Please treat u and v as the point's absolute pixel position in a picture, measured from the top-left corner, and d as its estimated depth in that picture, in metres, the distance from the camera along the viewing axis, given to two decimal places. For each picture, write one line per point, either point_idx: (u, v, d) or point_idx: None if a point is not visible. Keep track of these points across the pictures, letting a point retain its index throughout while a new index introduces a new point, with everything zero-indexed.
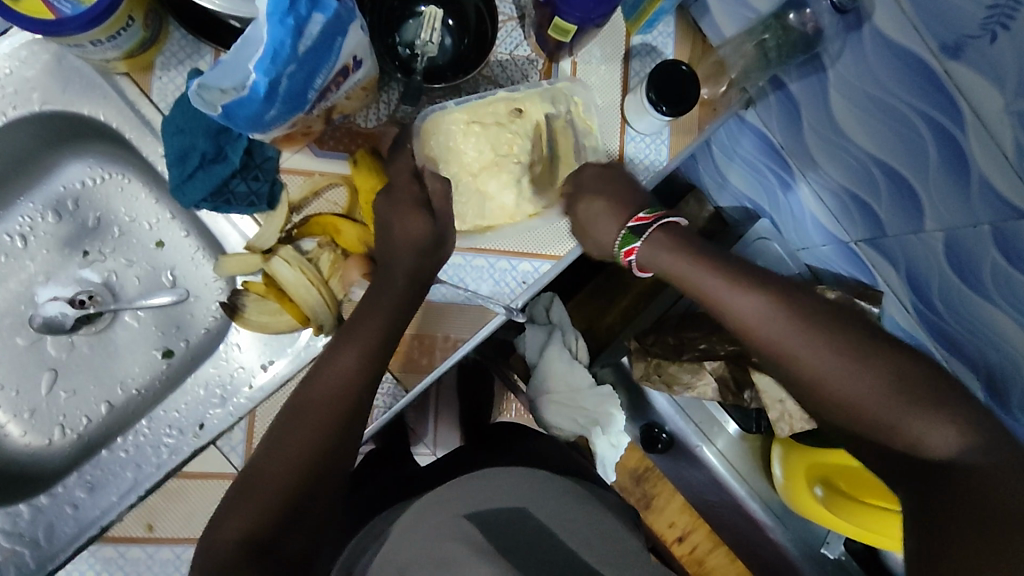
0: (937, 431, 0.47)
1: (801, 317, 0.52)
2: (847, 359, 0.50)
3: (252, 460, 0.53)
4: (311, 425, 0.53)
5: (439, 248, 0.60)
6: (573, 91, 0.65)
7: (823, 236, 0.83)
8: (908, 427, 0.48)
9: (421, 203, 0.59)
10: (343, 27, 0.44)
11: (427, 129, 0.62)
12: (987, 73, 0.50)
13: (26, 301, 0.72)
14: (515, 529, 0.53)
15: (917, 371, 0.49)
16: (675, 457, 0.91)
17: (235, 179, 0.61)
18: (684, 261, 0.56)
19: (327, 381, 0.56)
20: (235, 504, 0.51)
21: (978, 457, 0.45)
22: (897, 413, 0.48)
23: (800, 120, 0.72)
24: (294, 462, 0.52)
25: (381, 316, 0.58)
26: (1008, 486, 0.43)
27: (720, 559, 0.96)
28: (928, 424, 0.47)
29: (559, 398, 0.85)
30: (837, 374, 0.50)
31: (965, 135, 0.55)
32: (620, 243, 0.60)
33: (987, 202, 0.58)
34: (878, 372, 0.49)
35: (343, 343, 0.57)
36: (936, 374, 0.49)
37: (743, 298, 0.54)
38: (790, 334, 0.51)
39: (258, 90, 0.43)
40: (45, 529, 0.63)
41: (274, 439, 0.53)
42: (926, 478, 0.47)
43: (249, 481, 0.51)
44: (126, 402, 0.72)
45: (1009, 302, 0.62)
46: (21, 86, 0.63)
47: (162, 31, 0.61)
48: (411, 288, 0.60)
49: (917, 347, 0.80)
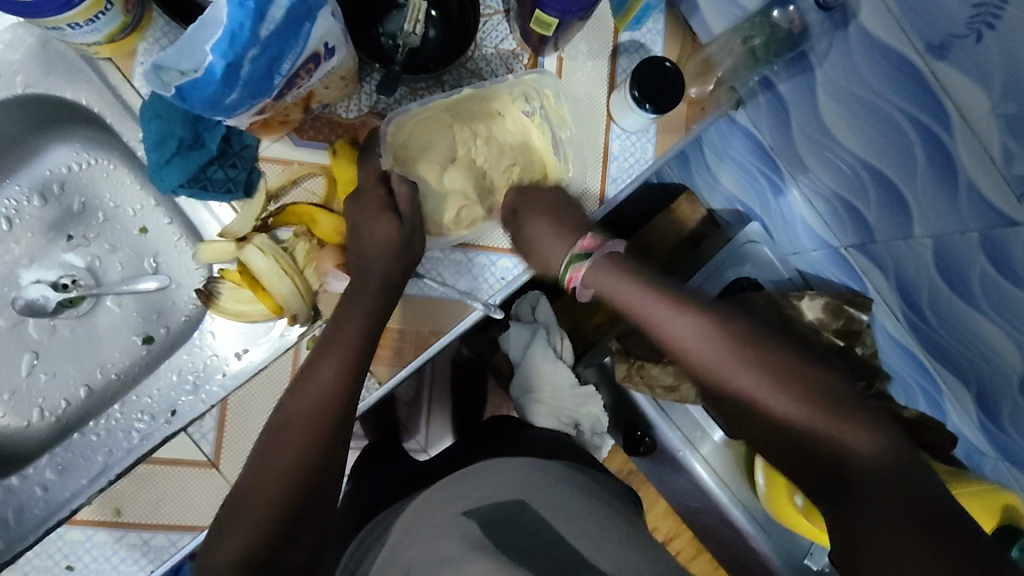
0: (854, 436, 0.49)
1: (735, 341, 0.54)
2: (771, 380, 0.52)
3: (239, 483, 0.51)
4: (297, 440, 0.52)
5: (411, 251, 0.61)
6: (541, 83, 0.64)
7: (813, 241, 0.81)
8: (831, 440, 0.50)
9: (387, 206, 0.59)
10: (310, 13, 0.44)
11: (398, 134, 0.62)
12: (973, 74, 0.49)
13: (9, 283, 0.72)
14: (514, 522, 0.51)
15: (831, 384, 0.53)
16: (660, 461, 0.89)
17: (212, 166, 0.62)
18: (629, 285, 0.58)
19: (311, 394, 0.55)
20: (225, 530, 0.49)
21: (888, 459, 0.48)
22: (820, 426, 0.50)
23: (790, 122, 0.70)
24: (282, 478, 0.50)
25: (359, 320, 0.58)
26: (920, 485, 0.47)
27: (703, 566, 0.95)
28: (850, 431, 0.50)
29: (545, 397, 0.85)
30: (760, 390, 0.53)
31: (952, 139, 0.54)
32: (564, 267, 0.63)
33: (975, 208, 0.56)
34: (797, 384, 0.52)
35: (325, 355, 0.57)
36: (843, 387, 0.53)
37: (682, 321, 0.56)
38: (722, 356, 0.54)
39: (215, 72, 0.42)
40: (15, 510, 0.63)
41: (257, 459, 0.52)
42: (845, 486, 0.48)
43: (238, 505, 0.50)
44: (105, 386, 0.73)
45: (999, 311, 0.61)
46: (4, 69, 0.63)
47: (144, 16, 0.61)
48: (382, 291, 0.60)
49: (908, 356, 0.78)
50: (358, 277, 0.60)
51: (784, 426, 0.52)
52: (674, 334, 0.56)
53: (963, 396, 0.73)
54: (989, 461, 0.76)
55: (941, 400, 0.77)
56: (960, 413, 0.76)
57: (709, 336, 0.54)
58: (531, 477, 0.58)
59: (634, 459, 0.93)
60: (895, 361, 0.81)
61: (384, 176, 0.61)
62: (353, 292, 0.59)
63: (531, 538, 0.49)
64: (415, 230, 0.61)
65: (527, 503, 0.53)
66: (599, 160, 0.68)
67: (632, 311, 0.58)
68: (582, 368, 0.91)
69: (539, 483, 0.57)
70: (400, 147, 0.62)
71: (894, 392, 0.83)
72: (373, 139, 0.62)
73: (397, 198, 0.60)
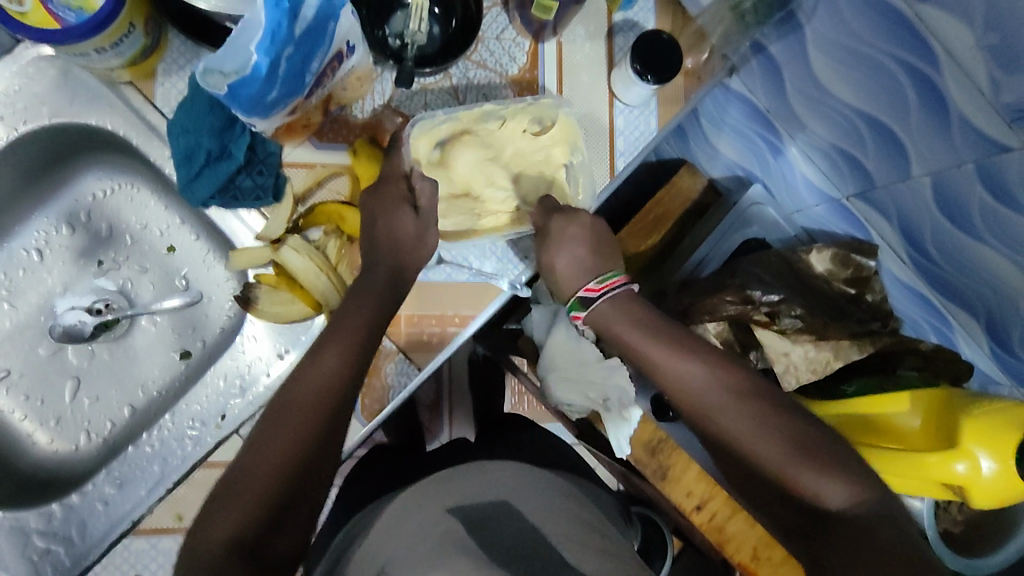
0: (829, 485, 0.56)
1: (736, 388, 0.60)
2: (764, 422, 0.59)
3: (235, 460, 0.53)
4: (295, 424, 0.53)
5: (428, 245, 0.62)
6: (556, 108, 0.64)
7: (815, 196, 0.85)
8: (801, 480, 0.57)
9: (409, 200, 0.61)
10: (335, 11, 0.47)
11: (418, 137, 0.62)
12: (956, 11, 0.52)
13: (46, 312, 0.74)
14: (496, 522, 0.53)
15: (811, 433, 0.58)
16: (688, 425, 0.92)
17: (240, 175, 0.64)
18: (633, 330, 0.62)
19: (307, 385, 0.55)
20: (218, 505, 0.51)
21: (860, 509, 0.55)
22: (796, 466, 0.57)
23: (783, 82, 0.74)
24: (278, 461, 0.52)
25: (366, 311, 0.59)
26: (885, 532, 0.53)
27: (739, 525, 0.95)
28: (824, 481, 0.56)
29: (570, 374, 0.87)
30: (751, 437, 0.59)
31: (941, 76, 0.57)
32: (569, 306, 0.65)
33: (968, 141, 0.60)
34: (783, 429, 0.58)
35: (325, 346, 0.57)
36: (827, 435, 0.59)
37: (686, 366, 0.61)
38: (721, 402, 0.60)
39: (259, 70, 0.45)
40: (77, 527, 0.65)
41: (255, 441, 0.53)
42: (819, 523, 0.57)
43: (228, 486, 0.51)
44: (148, 403, 0.74)
45: (1000, 239, 0.64)
46: (30, 101, 0.65)
47: (162, 38, 0.64)
48: (392, 285, 0.61)
49: (916, 297, 0.82)
50: (366, 272, 0.61)
51: (779, 470, 0.58)
52: (679, 378, 0.61)
53: (973, 329, 0.77)
54: (1005, 387, 0.80)
55: (952, 335, 0.81)
56: (971, 344, 0.79)
57: (708, 380, 0.61)
58: (521, 477, 0.61)
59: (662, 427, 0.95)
60: (904, 306, 0.85)
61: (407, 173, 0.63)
62: (360, 285, 0.60)
63: (514, 538, 0.51)
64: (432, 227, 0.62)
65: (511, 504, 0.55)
66: (606, 136, 0.71)
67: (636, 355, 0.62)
68: (606, 341, 0.95)
69: (538, 487, 0.60)
70: (425, 162, 0.63)
71: (905, 332, 0.86)
72: (395, 143, 0.64)
73: (418, 193, 0.61)
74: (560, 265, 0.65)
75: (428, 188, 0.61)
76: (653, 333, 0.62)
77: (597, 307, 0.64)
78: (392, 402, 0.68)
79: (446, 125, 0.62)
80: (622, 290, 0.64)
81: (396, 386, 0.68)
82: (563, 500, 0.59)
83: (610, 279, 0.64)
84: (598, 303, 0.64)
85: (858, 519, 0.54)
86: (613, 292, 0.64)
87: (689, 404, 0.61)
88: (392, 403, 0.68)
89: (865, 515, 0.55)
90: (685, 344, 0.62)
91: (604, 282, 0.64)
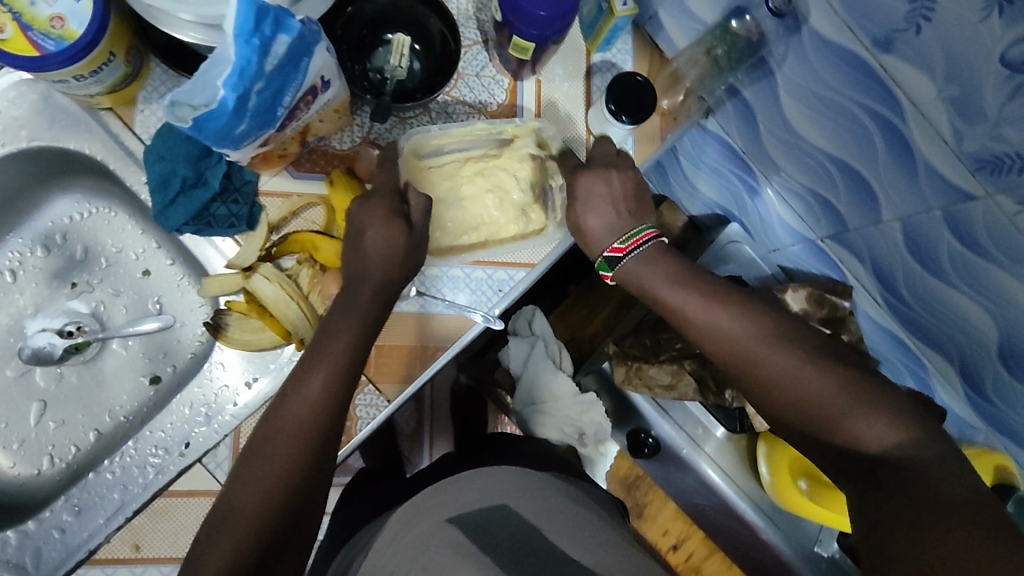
0: (872, 425, 0.47)
1: (777, 334, 0.53)
2: (812, 362, 0.51)
3: (222, 498, 0.52)
4: (284, 454, 0.52)
5: (413, 257, 0.61)
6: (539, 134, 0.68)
7: (791, 236, 0.85)
8: (842, 423, 0.48)
9: (397, 211, 0.60)
10: (308, 48, 0.48)
11: (414, 146, 0.64)
12: (918, 63, 0.54)
13: (16, 333, 0.73)
14: (494, 524, 0.50)
15: (862, 378, 0.50)
16: (664, 463, 0.93)
17: (214, 203, 0.64)
18: (666, 281, 0.57)
19: (293, 411, 0.54)
20: (206, 543, 0.49)
21: (910, 448, 0.46)
22: (841, 411, 0.49)
23: (758, 125, 0.75)
24: (265, 495, 0.50)
25: (349, 336, 0.57)
26: (935, 472, 0.43)
27: (716, 564, 1.00)
28: (864, 420, 0.48)
29: (546, 408, 0.86)
30: (792, 375, 0.51)
31: (906, 125, 0.58)
32: (598, 267, 0.61)
33: (934, 187, 0.61)
34: (825, 369, 0.50)
35: (310, 371, 0.55)
36: (878, 383, 0.50)
37: (722, 315, 0.54)
38: (760, 345, 0.52)
39: (227, 104, 0.46)
40: (33, 554, 0.64)
41: (241, 475, 0.52)
42: (862, 469, 0.47)
43: (220, 521, 0.50)
44: (114, 428, 0.73)
45: (969, 284, 0.65)
46: (9, 124, 0.66)
47: (143, 66, 0.65)
48: (379, 298, 0.59)
49: (891, 337, 0.82)
50: (353, 287, 0.59)
51: (817, 408, 0.50)
52: (714, 328, 0.54)
53: (949, 373, 0.78)
54: (980, 432, 0.81)
55: (927, 378, 0.81)
56: (946, 388, 0.80)
57: (744, 323, 0.54)
58: (521, 482, 0.57)
59: (639, 463, 0.96)
60: (881, 347, 0.85)
61: (400, 189, 0.62)
62: (345, 299, 0.59)
63: (516, 539, 0.48)
64: (421, 241, 0.62)
65: (509, 506, 0.52)
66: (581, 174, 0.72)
67: (664, 304, 0.57)
68: (582, 376, 0.94)
69: (533, 488, 0.56)
70: (419, 169, 0.64)
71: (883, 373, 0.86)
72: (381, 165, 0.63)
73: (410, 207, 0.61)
74: (588, 224, 0.61)
75: (422, 204, 0.61)
76: (681, 280, 0.57)
77: (641, 252, 0.59)
78: (360, 433, 0.67)
79: (439, 139, 0.65)
80: (647, 237, 0.59)
81: (363, 418, 0.67)
82: (550, 493, 0.56)
83: (636, 235, 0.59)
84: (626, 261, 0.59)
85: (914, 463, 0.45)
86: (638, 248, 0.59)
87: (723, 354, 0.54)
88: (361, 434, 0.67)
89: (919, 462, 0.45)
90: (722, 293, 0.56)
91: (629, 240, 0.59)
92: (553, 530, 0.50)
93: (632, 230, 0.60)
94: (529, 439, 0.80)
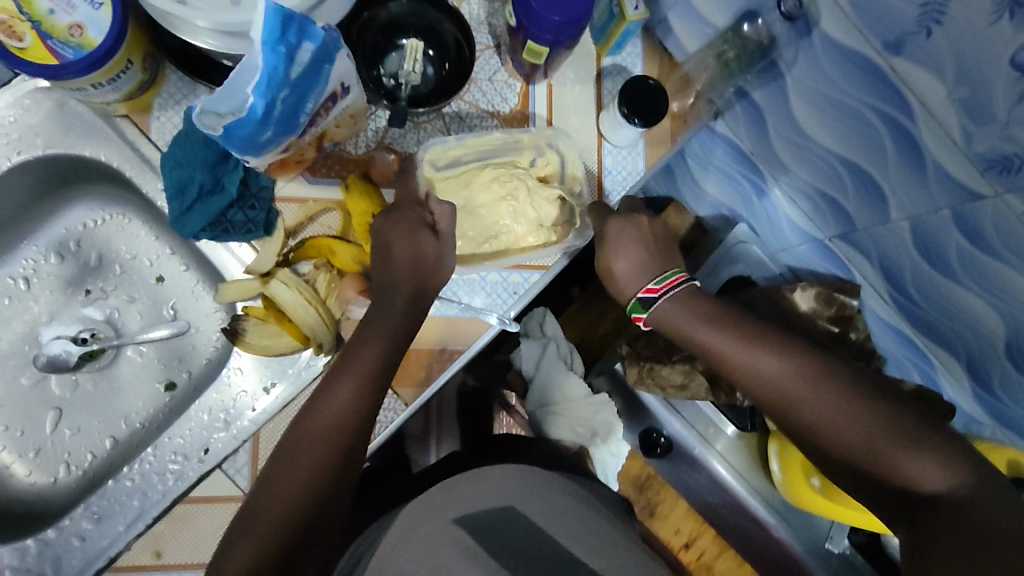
0: (921, 465, 0.50)
1: (821, 375, 0.57)
2: (857, 404, 0.54)
3: (248, 498, 0.53)
4: (311, 460, 0.53)
5: (439, 271, 0.61)
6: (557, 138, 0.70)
7: (799, 236, 0.86)
8: (891, 462, 0.52)
9: (424, 223, 0.61)
10: (331, 55, 0.48)
11: (432, 158, 0.66)
12: (929, 65, 0.54)
13: (31, 341, 0.73)
14: (502, 527, 0.50)
15: (905, 417, 0.53)
16: (676, 462, 0.94)
17: (232, 210, 0.64)
18: (705, 326, 0.61)
19: (325, 417, 0.54)
20: (232, 543, 0.50)
21: (960, 489, 0.49)
22: (890, 450, 0.52)
23: (766, 127, 0.76)
24: (291, 497, 0.51)
25: (378, 344, 0.58)
26: (987, 512, 0.47)
27: (728, 563, 0.97)
28: (915, 462, 0.51)
29: (556, 409, 0.87)
30: (838, 418, 0.54)
31: (915, 125, 0.59)
32: (630, 309, 0.66)
33: (944, 187, 0.61)
34: (870, 412, 0.54)
35: (341, 376, 0.56)
36: (922, 419, 0.53)
37: (765, 357, 0.58)
38: (803, 388, 0.56)
39: (254, 112, 0.46)
40: (52, 562, 0.64)
41: (269, 476, 0.53)
42: (913, 507, 0.50)
43: (245, 523, 0.50)
44: (130, 435, 0.73)
45: (977, 282, 0.66)
46: (25, 132, 0.66)
47: (160, 74, 0.65)
48: (409, 311, 0.60)
49: (898, 334, 0.83)
50: (386, 294, 0.60)
51: (865, 452, 0.53)
52: (758, 369, 0.58)
53: (955, 369, 0.79)
54: (987, 427, 0.82)
55: (934, 374, 0.82)
56: (954, 384, 0.81)
57: (786, 365, 0.58)
58: (528, 483, 0.56)
59: (650, 463, 0.96)
60: (888, 345, 0.86)
61: (422, 200, 0.63)
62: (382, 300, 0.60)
63: (523, 545, 0.48)
64: (446, 250, 0.62)
65: (516, 508, 0.52)
66: (594, 176, 0.73)
67: (706, 347, 0.61)
68: (593, 376, 0.95)
69: (542, 489, 0.56)
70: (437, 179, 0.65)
71: (889, 370, 0.87)
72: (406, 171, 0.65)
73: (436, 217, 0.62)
74: (618, 266, 0.66)
75: (446, 211, 0.62)
76: (719, 322, 0.62)
77: (676, 295, 0.64)
78: (378, 437, 0.67)
79: (456, 150, 0.66)
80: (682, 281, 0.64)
81: (383, 422, 0.68)
82: (564, 496, 0.57)
83: (672, 278, 0.64)
84: (660, 302, 0.64)
85: (960, 501, 0.48)
86: (673, 291, 0.64)
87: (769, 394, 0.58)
88: (378, 438, 0.67)
89: (969, 501, 0.48)
90: (761, 336, 0.60)
91: (664, 282, 0.64)
92: (573, 534, 0.51)
93: (663, 274, 0.65)
94: (541, 444, 0.82)
